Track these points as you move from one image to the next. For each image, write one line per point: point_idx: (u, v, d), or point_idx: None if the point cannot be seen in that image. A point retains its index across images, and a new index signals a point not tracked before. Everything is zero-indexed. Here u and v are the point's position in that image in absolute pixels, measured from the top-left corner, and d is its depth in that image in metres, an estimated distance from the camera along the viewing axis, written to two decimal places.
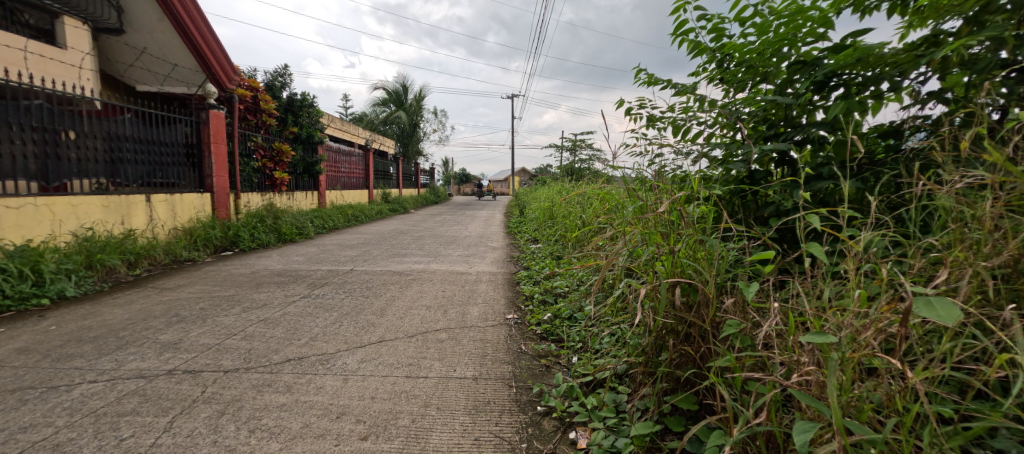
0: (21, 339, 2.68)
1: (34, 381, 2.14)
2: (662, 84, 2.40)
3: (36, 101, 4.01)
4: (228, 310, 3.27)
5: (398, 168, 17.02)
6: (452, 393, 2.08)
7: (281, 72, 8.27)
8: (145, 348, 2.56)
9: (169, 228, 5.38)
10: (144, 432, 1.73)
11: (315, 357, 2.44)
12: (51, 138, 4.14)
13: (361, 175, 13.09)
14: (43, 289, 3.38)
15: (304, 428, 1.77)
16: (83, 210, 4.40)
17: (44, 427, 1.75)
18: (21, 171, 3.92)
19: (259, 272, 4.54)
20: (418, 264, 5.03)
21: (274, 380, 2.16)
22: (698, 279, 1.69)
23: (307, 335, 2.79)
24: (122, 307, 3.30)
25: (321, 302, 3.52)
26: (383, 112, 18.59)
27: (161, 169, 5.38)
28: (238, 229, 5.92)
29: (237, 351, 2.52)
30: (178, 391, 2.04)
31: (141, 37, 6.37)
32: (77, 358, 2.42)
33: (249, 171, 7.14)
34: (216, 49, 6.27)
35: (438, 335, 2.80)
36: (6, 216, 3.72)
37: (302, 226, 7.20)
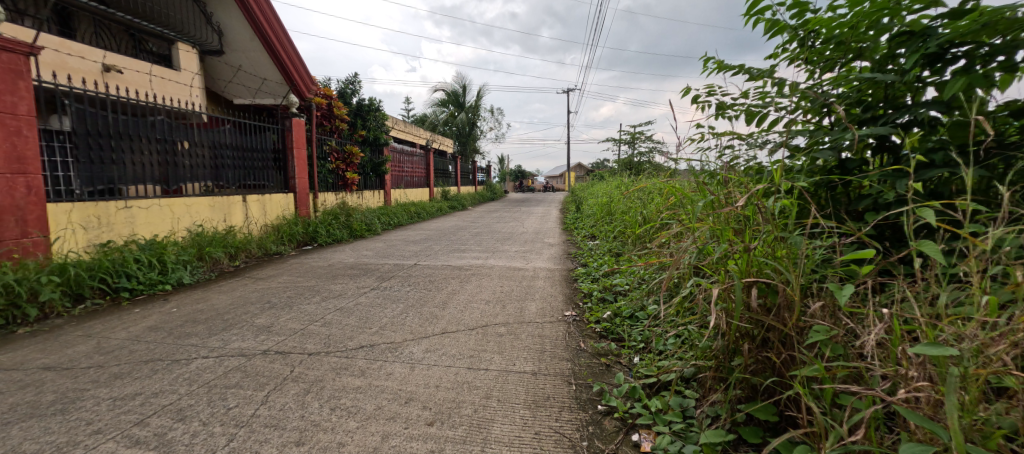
0: (151, 318, 3.12)
1: (161, 354, 2.49)
2: (735, 68, 2.21)
3: (158, 117, 4.60)
4: (309, 299, 3.57)
5: (457, 167, 17.44)
6: (512, 386, 2.10)
7: (352, 79, 8.83)
8: (244, 330, 2.87)
9: (261, 226, 5.99)
10: (246, 403, 1.94)
11: (384, 346, 2.59)
12: (170, 148, 4.75)
13: (423, 174, 13.62)
14: (166, 277, 3.91)
15: (377, 410, 1.88)
16: (195, 209, 5.02)
17: (170, 394, 2.03)
18: (149, 177, 4.55)
19: (334, 265, 4.91)
20: (476, 260, 5.15)
21: (350, 364, 2.32)
22: (779, 280, 1.56)
23: (377, 324, 2.96)
24: (225, 294, 3.74)
25: (389, 293, 3.73)
26: (443, 112, 19.22)
27: (253, 172, 5.98)
28: (316, 226, 6.44)
29: (318, 336, 2.75)
30: (271, 370, 2.26)
31: (236, 56, 7.12)
32: (193, 336, 2.78)
33: (325, 172, 7.70)
34: (296, 60, 6.79)
35: (497, 329, 2.84)
36: (138, 215, 4.37)
37: (371, 223, 7.66)
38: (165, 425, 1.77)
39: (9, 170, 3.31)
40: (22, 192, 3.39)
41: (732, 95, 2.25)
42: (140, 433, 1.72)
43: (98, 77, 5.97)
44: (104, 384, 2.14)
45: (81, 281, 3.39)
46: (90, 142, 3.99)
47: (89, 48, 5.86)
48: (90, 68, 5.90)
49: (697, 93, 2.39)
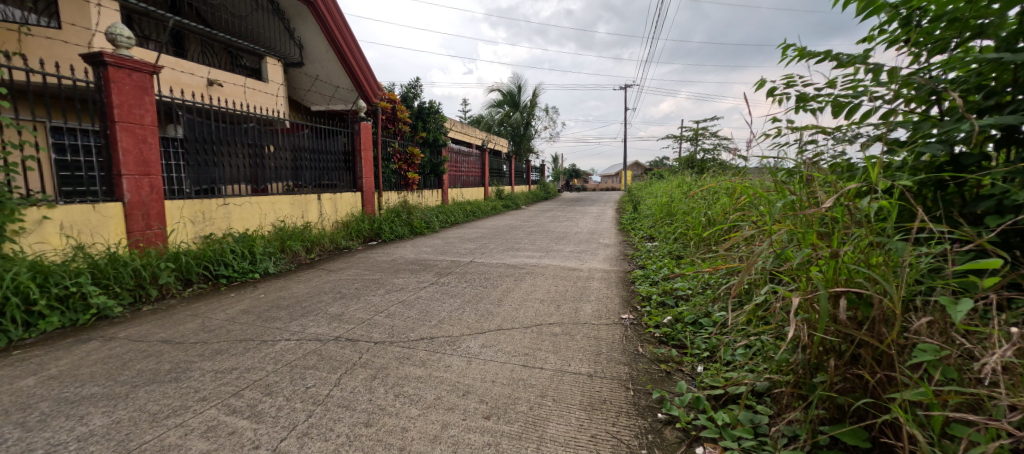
0: (243, 303, 3.49)
1: (252, 335, 2.78)
2: (820, 55, 2.01)
3: (249, 124, 5.11)
4: (374, 291, 3.79)
5: (511, 166, 17.56)
6: (567, 387, 2.08)
7: (414, 84, 9.21)
8: (319, 317, 3.11)
9: (333, 222, 6.46)
10: (321, 384, 2.10)
11: (443, 339, 2.68)
12: (258, 152, 5.26)
13: (478, 174, 13.89)
14: (255, 266, 4.36)
15: (437, 400, 1.95)
16: (279, 206, 5.53)
17: (260, 370, 2.25)
18: (242, 177, 5.06)
19: (396, 260, 5.17)
20: (530, 259, 5.16)
21: (412, 355, 2.43)
22: (874, 290, 1.40)
23: (436, 317, 3.08)
24: (302, 283, 4.08)
25: (446, 289, 3.85)
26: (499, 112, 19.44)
27: (327, 173, 6.46)
28: (381, 223, 6.83)
29: (383, 326, 2.91)
30: (342, 355, 2.43)
31: (313, 67, 7.79)
32: (277, 320, 3.07)
33: (389, 172, 8.10)
34: (364, 67, 7.31)
35: (552, 329, 2.83)
36: (233, 211, 4.89)
37: (429, 221, 7.97)
38: (255, 398, 1.98)
39: (138, 172, 3.87)
40: (147, 191, 3.95)
41: (816, 85, 2.05)
42: (236, 404, 1.93)
43: (204, 90, 6.76)
44: (208, 358, 2.44)
45: (190, 267, 3.87)
46: (197, 148, 4.53)
47: (197, 65, 6.68)
48: (198, 83, 6.73)
49: (774, 85, 2.21)
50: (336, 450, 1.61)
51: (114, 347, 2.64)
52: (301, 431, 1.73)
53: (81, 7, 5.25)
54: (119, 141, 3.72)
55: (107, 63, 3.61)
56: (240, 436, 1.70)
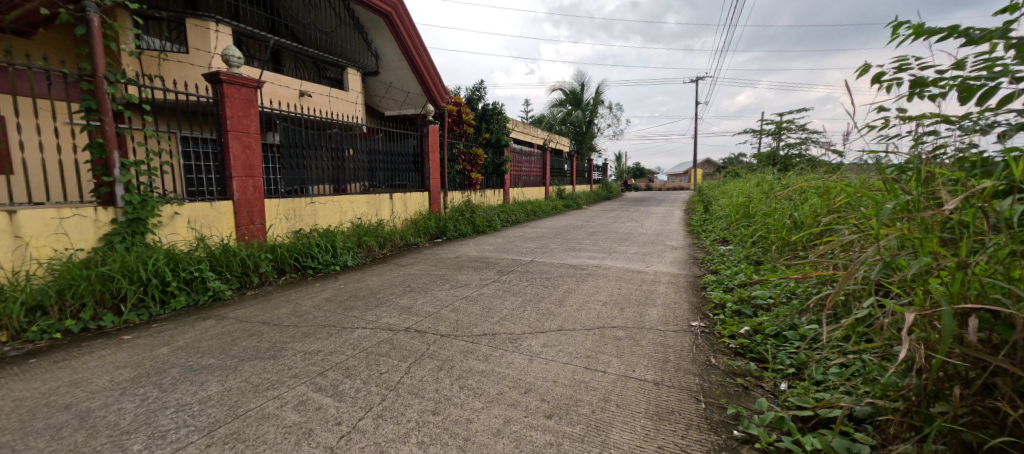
0: (326, 292, 3.80)
1: (333, 321, 3.01)
2: (942, 32, 1.73)
3: (333, 130, 5.52)
4: (440, 286, 3.92)
5: (573, 166, 17.33)
6: (631, 393, 1.99)
7: (479, 86, 9.40)
8: (390, 308, 3.29)
9: (404, 220, 6.81)
10: (393, 371, 2.22)
11: (505, 335, 2.70)
12: (339, 156, 5.68)
13: (539, 173, 13.86)
14: (336, 259, 4.73)
15: (499, 395, 1.97)
16: (356, 205, 5.93)
17: (339, 354, 2.43)
18: (324, 178, 5.50)
19: (460, 257, 5.32)
20: (593, 259, 5.05)
21: (475, 349, 2.48)
22: (1017, 308, 1.17)
23: (498, 314, 3.11)
24: (375, 276, 4.35)
25: (508, 287, 3.88)
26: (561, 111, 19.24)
27: (398, 173, 6.82)
28: (446, 221, 7.07)
29: (448, 320, 3.00)
30: (411, 345, 2.54)
31: (387, 75, 8.32)
32: (354, 309, 3.29)
33: (453, 173, 8.35)
34: (432, 72, 7.65)
35: (615, 332, 2.74)
36: (317, 209, 5.34)
37: (492, 220, 8.12)
38: (337, 379, 2.14)
39: (244, 174, 4.36)
40: (251, 191, 4.44)
41: (936, 66, 1.76)
42: (320, 383, 2.11)
43: (296, 101, 7.47)
44: (297, 340, 2.69)
45: (284, 258, 4.29)
46: (291, 152, 5.00)
47: (290, 78, 7.40)
48: (292, 94, 7.44)
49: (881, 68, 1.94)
50: (407, 434, 1.68)
51: (223, 325, 3.01)
52: (376, 413, 1.83)
53: (202, 34, 6.06)
54: (230, 148, 4.22)
55: (222, 80, 4.10)
56: (324, 412, 1.85)
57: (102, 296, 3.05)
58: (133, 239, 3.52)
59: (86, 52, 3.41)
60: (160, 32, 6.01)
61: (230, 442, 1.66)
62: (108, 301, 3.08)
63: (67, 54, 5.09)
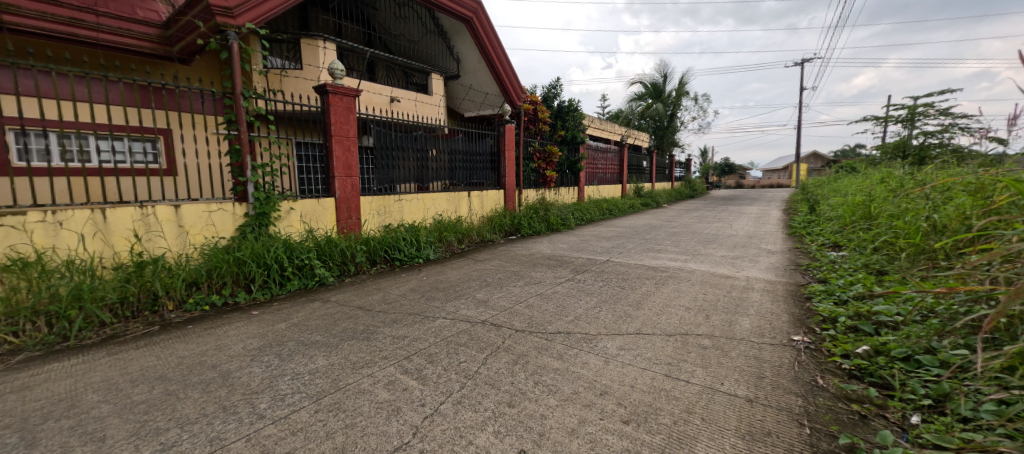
0: (411, 282, 4.09)
1: (417, 310, 3.25)
2: None
3: (418, 132, 5.89)
4: (514, 282, 4.01)
5: (653, 162, 16.52)
6: (719, 408, 1.88)
7: (555, 83, 9.37)
8: (467, 301, 3.45)
9: (481, 216, 7.07)
10: (471, 360, 2.34)
11: (580, 335, 2.69)
12: (423, 156, 6.04)
13: (617, 171, 13.45)
14: (420, 252, 5.07)
15: (574, 394, 1.98)
16: (438, 202, 6.27)
17: (423, 341, 2.62)
18: (410, 177, 5.89)
19: (534, 254, 5.38)
20: (674, 262, 4.80)
21: (550, 346, 2.51)
22: None
23: (573, 313, 3.11)
24: (454, 270, 4.58)
25: (582, 286, 3.85)
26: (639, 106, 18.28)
27: (477, 172, 7.07)
28: (521, 218, 7.19)
29: (523, 316, 3.07)
30: (488, 338, 2.65)
31: (468, 78, 8.67)
32: (435, 299, 3.51)
33: (529, 171, 8.45)
34: (509, 72, 7.82)
35: (699, 340, 2.59)
36: (404, 206, 5.74)
37: (566, 218, 8.10)
38: (421, 364, 2.31)
39: (344, 173, 4.85)
40: (350, 189, 4.94)
41: None
42: (407, 366, 2.29)
43: (387, 106, 8.11)
44: (387, 325, 2.95)
45: (376, 250, 4.71)
46: (383, 153, 5.45)
47: (383, 86, 8.03)
48: (383, 101, 8.08)
49: None
50: (484, 423, 1.77)
51: (327, 307, 3.40)
52: (456, 399, 1.95)
53: (313, 50, 6.83)
54: (333, 150, 4.72)
55: (328, 91, 4.60)
56: (410, 393, 2.01)
57: (237, 277, 3.62)
58: (260, 229, 4.11)
59: (228, 72, 4.03)
60: (282, 52, 6.89)
61: (333, 410, 1.89)
62: (242, 282, 3.63)
63: (217, 77, 5.97)
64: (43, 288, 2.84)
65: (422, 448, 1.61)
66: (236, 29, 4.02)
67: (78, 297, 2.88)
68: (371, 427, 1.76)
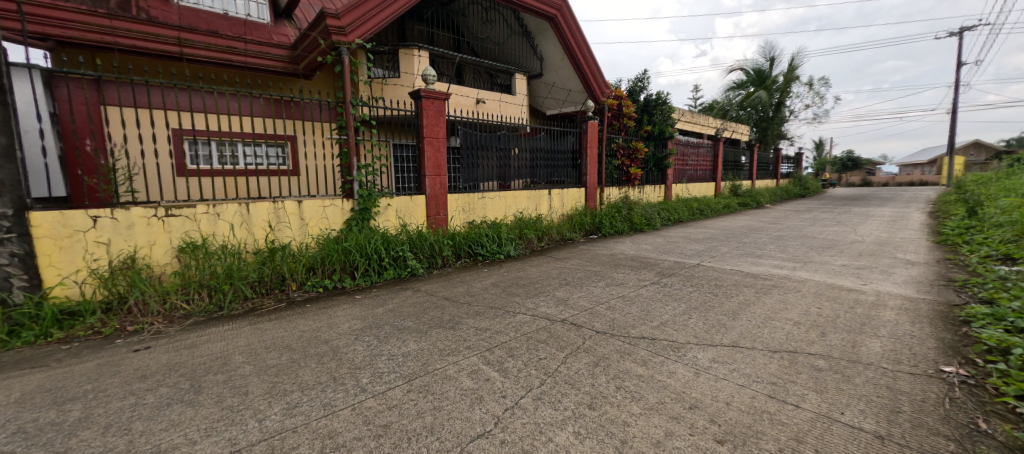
0: (493, 277, 4.29)
1: (499, 304, 3.41)
2: None
3: (501, 131, 6.09)
4: (596, 282, 4.00)
5: (755, 157, 15.06)
6: (835, 439, 1.69)
7: (642, 76, 9.02)
8: (548, 298, 3.53)
9: (561, 214, 7.10)
10: (551, 358, 2.41)
11: (666, 343, 2.61)
12: (506, 155, 6.23)
13: (711, 167, 12.53)
14: (501, 249, 5.27)
15: (660, 404, 1.94)
16: (519, 200, 6.43)
17: (505, 335, 2.77)
18: (493, 175, 6.12)
19: (616, 255, 5.29)
20: (779, 270, 4.37)
21: (633, 351, 2.48)
22: None
23: (659, 318, 3.02)
24: (534, 267, 4.69)
25: (670, 290, 3.71)
26: (739, 95, 16.80)
27: (558, 170, 7.12)
28: (603, 218, 7.09)
29: (604, 317, 3.06)
30: (568, 337, 2.70)
31: (551, 75, 8.74)
32: (516, 295, 3.65)
33: (612, 168, 8.27)
34: (594, 68, 7.73)
35: (813, 362, 2.35)
36: (487, 203, 5.99)
37: (651, 218, 7.80)
38: (503, 357, 2.44)
39: (433, 172, 5.22)
40: (438, 187, 5.30)
41: None
42: (489, 357, 2.44)
43: (473, 108, 8.48)
44: (471, 317, 3.14)
45: (462, 245, 5.00)
46: (469, 153, 5.75)
47: (469, 88, 8.41)
48: (470, 102, 8.46)
49: None
50: (564, 422, 1.82)
51: (417, 296, 3.71)
52: (536, 395, 2.03)
53: (408, 58, 7.40)
54: (425, 151, 5.10)
55: (422, 96, 4.97)
56: (492, 384, 2.14)
57: (344, 265, 4.09)
58: (363, 223, 4.61)
59: (340, 84, 4.56)
60: (384, 63, 7.55)
61: (423, 392, 2.09)
62: (348, 269, 4.11)
63: (331, 88, 6.76)
64: (206, 266, 3.49)
65: (503, 438, 1.72)
66: (347, 44, 4.56)
67: (229, 275, 3.51)
68: (456, 411, 1.92)
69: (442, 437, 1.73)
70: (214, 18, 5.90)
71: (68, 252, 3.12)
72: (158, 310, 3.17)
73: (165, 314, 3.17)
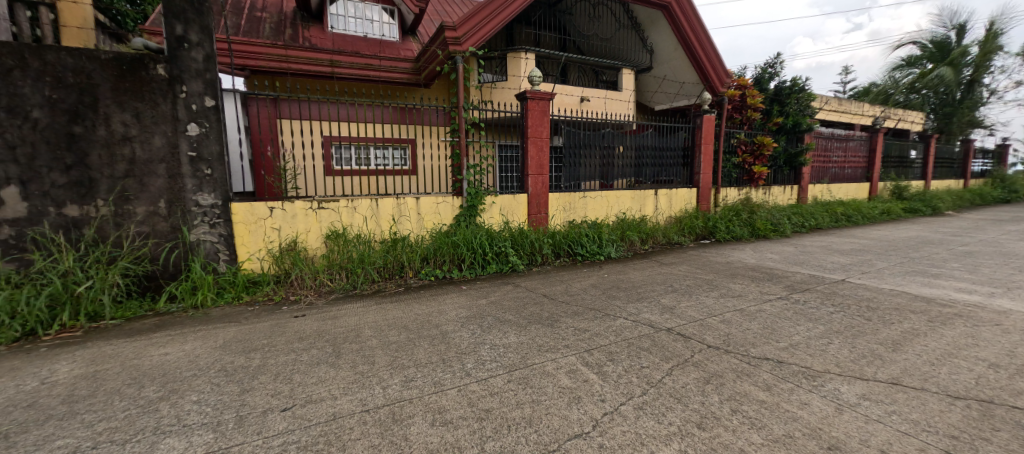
0: (593, 278, 4.29)
1: (598, 306, 3.42)
2: None
3: (606, 129, 6.01)
4: (707, 292, 3.75)
5: (927, 151, 12.38)
6: None
7: (772, 62, 8.07)
8: (652, 305, 3.43)
9: (667, 216, 6.74)
10: (654, 368, 2.35)
11: (798, 368, 2.32)
12: (610, 153, 6.14)
13: (863, 165, 10.64)
14: (601, 250, 5.22)
15: (786, 437, 1.72)
16: (622, 200, 6.27)
17: (604, 338, 2.78)
18: (596, 174, 6.09)
19: (733, 264, 4.86)
20: (962, 295, 3.57)
21: (753, 373, 2.27)
22: None
23: (786, 339, 2.71)
24: (637, 271, 4.57)
25: (802, 308, 3.31)
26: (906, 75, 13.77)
27: (665, 169, 6.79)
28: (718, 221, 6.57)
29: (717, 331, 2.87)
30: (674, 348, 2.60)
31: (663, 68, 8.39)
32: (618, 299, 3.61)
33: (730, 166, 7.56)
34: (712, 57, 7.16)
35: (1018, 417, 1.82)
36: (588, 203, 5.97)
37: (778, 223, 6.99)
38: (602, 360, 2.46)
39: (536, 171, 5.38)
40: (540, 186, 5.45)
41: None
42: (588, 359, 2.48)
43: (577, 106, 8.51)
44: (569, 316, 3.21)
45: (561, 244, 5.08)
46: (571, 152, 5.80)
47: (574, 87, 8.45)
48: (574, 101, 8.50)
49: None
50: (668, 437, 1.74)
51: (516, 291, 3.90)
52: (637, 404, 1.99)
53: (516, 61, 7.73)
54: (528, 150, 5.28)
55: (528, 97, 5.16)
56: (590, 385, 2.18)
57: (453, 257, 4.47)
58: (470, 219, 4.97)
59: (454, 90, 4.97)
60: (493, 68, 7.99)
61: (522, 383, 2.22)
62: (456, 261, 4.49)
63: (446, 95, 7.37)
64: (345, 251, 4.11)
65: (601, 442, 1.71)
66: (462, 53, 4.93)
67: (361, 260, 4.08)
68: (554, 407, 1.98)
69: (540, 430, 1.80)
70: (356, 41, 6.88)
71: (254, 235, 3.93)
72: (311, 285, 3.84)
73: (315, 289, 3.84)
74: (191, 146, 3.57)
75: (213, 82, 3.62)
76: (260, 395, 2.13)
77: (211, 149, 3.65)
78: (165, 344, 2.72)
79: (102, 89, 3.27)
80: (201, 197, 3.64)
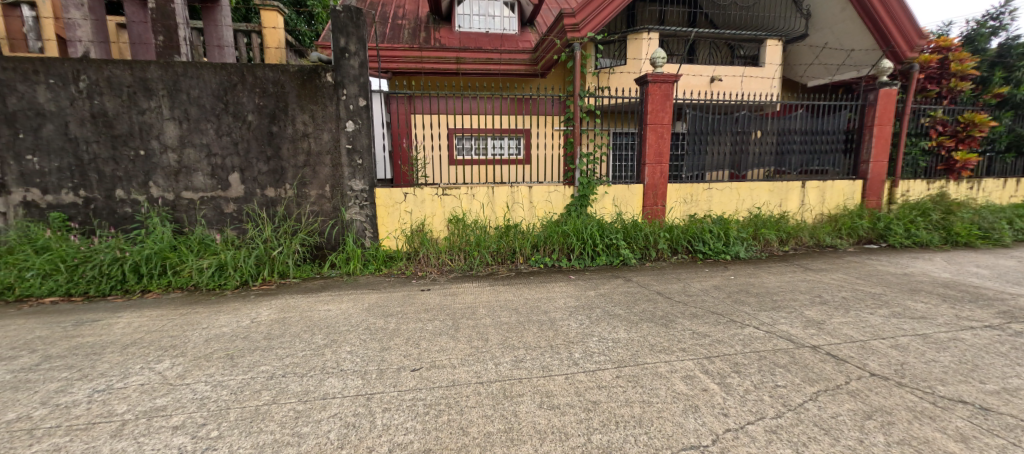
0: (715, 279, 3.99)
1: (722, 311, 3.18)
2: None
3: (742, 112, 5.42)
4: (871, 309, 3.20)
5: None
6: None
7: (996, 13, 6.28)
8: (793, 316, 3.07)
9: (817, 213, 5.84)
10: (794, 389, 2.11)
11: (1014, 422, 1.83)
12: (744, 138, 5.54)
13: None
14: (728, 248, 4.80)
15: None
16: (757, 193, 5.62)
17: (730, 346, 2.60)
18: (726, 164, 5.58)
19: (912, 276, 4.03)
20: None
21: (938, 417, 1.87)
22: None
23: (994, 381, 2.18)
24: (772, 275, 4.11)
25: (1022, 343, 2.61)
26: None
27: (819, 157, 5.87)
28: (891, 223, 5.49)
29: (885, 357, 2.45)
30: (822, 370, 2.30)
31: (825, 35, 7.29)
32: (747, 305, 3.30)
33: (916, 153, 6.13)
34: (899, 15, 5.87)
35: None
36: (716, 196, 5.50)
37: (992, 230, 5.55)
38: (725, 370, 2.31)
39: (654, 160, 5.13)
40: (658, 176, 5.19)
41: None
42: (709, 367, 2.35)
43: (707, 87, 7.81)
44: (686, 317, 3.07)
45: (679, 239, 4.80)
46: (696, 138, 5.38)
47: (703, 66, 7.79)
48: (703, 82, 7.83)
49: None
50: None
51: (628, 285, 3.83)
52: (769, 427, 1.82)
53: (638, 43, 7.44)
54: (647, 137, 5.06)
55: (649, 81, 4.91)
56: (710, 396, 2.07)
57: (563, 247, 4.55)
58: (581, 209, 4.99)
59: (570, 78, 4.98)
60: (612, 52, 7.77)
61: (632, 381, 2.21)
62: (565, 251, 4.56)
63: (563, 83, 7.40)
64: (464, 234, 4.49)
65: None
66: (579, 39, 4.87)
67: (478, 244, 4.43)
68: (668, 412, 1.94)
69: (652, 433, 1.78)
70: (478, 37, 7.30)
71: (392, 216, 4.53)
72: (437, 264, 4.31)
73: (439, 267, 4.30)
74: (349, 140, 4.24)
75: (366, 85, 4.22)
76: (395, 354, 2.50)
77: (363, 142, 4.28)
78: (328, 301, 3.35)
79: (290, 96, 4.07)
80: (355, 183, 4.32)
